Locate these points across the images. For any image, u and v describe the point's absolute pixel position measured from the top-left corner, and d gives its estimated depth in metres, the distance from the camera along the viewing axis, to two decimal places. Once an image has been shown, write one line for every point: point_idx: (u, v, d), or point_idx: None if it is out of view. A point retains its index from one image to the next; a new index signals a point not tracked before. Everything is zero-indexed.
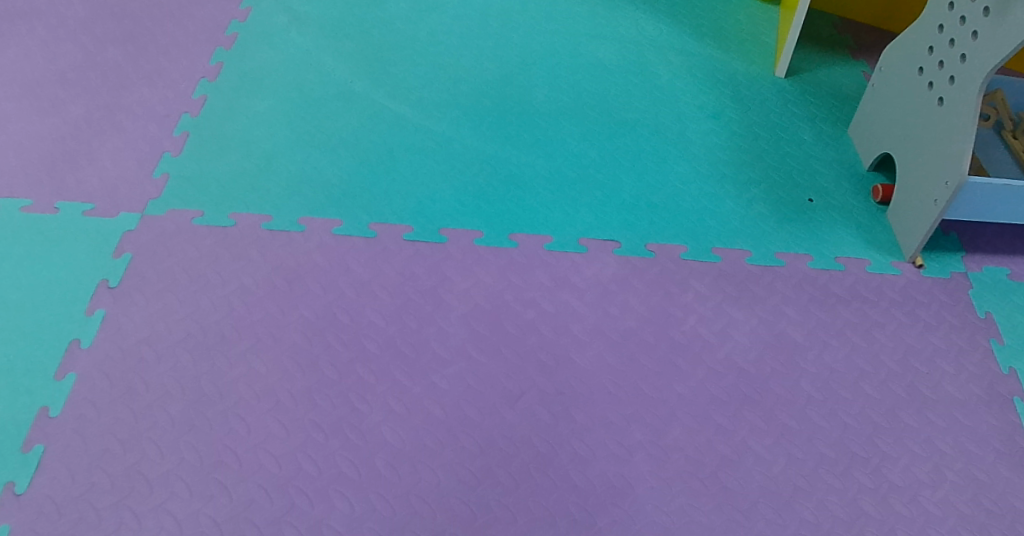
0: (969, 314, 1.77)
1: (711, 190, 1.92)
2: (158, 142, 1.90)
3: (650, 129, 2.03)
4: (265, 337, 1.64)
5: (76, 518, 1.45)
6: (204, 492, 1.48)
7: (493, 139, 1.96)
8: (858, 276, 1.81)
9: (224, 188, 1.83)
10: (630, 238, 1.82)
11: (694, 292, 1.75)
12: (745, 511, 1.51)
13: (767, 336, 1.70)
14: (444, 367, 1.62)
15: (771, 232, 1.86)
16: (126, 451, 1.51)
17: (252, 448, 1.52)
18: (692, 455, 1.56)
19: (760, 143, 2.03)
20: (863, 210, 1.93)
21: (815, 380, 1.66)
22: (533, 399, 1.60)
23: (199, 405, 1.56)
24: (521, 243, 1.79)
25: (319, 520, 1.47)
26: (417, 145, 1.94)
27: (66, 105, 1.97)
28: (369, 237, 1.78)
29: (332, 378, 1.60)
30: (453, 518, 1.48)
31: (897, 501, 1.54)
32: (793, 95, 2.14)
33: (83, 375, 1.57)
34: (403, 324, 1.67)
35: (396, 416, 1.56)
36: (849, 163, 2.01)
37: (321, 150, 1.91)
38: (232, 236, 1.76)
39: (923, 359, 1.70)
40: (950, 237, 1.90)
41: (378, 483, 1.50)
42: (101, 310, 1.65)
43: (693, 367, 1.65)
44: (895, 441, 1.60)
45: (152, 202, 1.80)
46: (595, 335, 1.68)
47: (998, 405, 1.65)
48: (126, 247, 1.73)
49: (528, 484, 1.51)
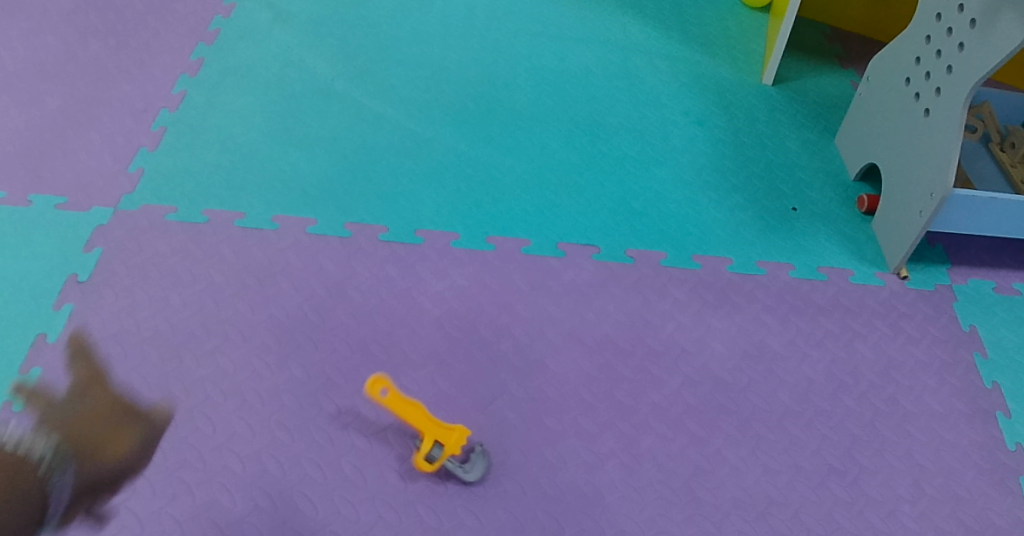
0: (952, 327, 1.75)
1: (693, 197, 1.90)
2: (134, 136, 1.87)
3: (634, 134, 2.01)
4: (235, 336, 1.61)
5: (36, 515, 1.41)
6: (166, 491, 1.45)
7: (475, 142, 1.95)
8: (840, 287, 1.79)
9: (200, 184, 1.80)
10: (609, 243, 1.80)
11: (672, 299, 1.73)
12: (717, 522, 1.49)
13: (746, 345, 1.68)
14: (415, 370, 1.60)
15: (753, 240, 1.84)
16: (89, 448, 1.47)
17: (217, 448, 1.49)
18: (666, 464, 1.53)
19: (745, 149, 2.01)
20: (847, 220, 1.91)
21: (793, 391, 1.63)
22: (505, 404, 1.57)
23: (165, 403, 1.52)
24: (498, 246, 1.77)
25: (283, 522, 1.43)
26: (396, 146, 1.92)
27: (43, 97, 1.93)
28: (345, 237, 1.75)
29: (302, 379, 1.57)
30: (420, 524, 1.45)
31: (874, 515, 1.51)
32: (780, 102, 2.13)
33: (49, 370, 1.54)
34: (375, 325, 1.64)
35: (364, 419, 1.54)
36: (834, 172, 2.00)
37: (300, 148, 1.89)
38: (205, 233, 1.73)
39: (903, 371, 1.68)
40: (935, 249, 1.88)
41: (344, 486, 1.47)
42: (69, 305, 1.61)
43: (669, 375, 1.63)
44: (873, 453, 1.57)
45: (125, 197, 1.77)
46: (570, 340, 1.66)
47: (979, 420, 1.63)
48: (97, 241, 1.70)
49: (497, 490, 1.49)
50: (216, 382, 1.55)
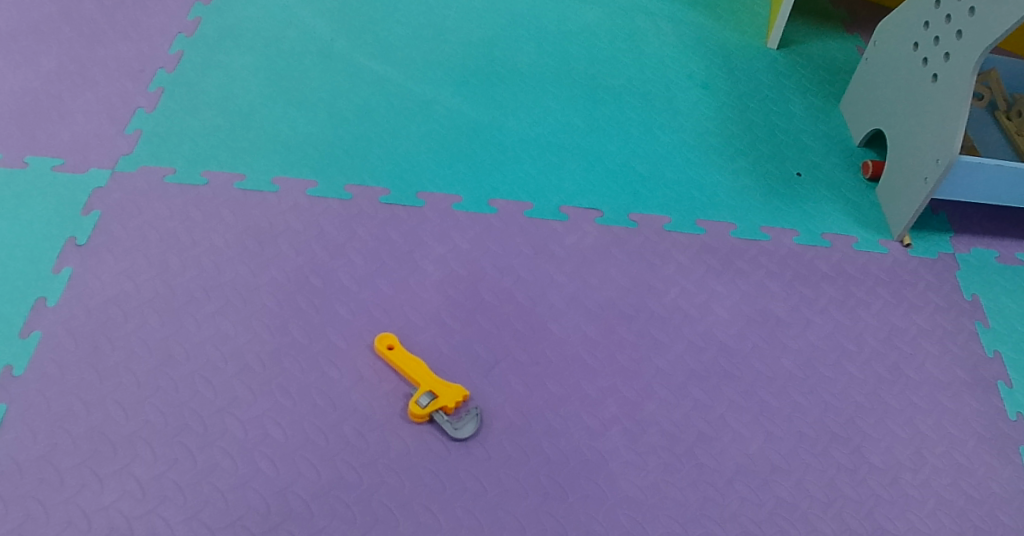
0: (955, 296, 1.75)
1: (697, 161, 1.88)
2: (130, 96, 1.84)
3: (638, 97, 1.99)
4: (235, 299, 1.59)
5: (38, 480, 1.40)
6: (167, 456, 1.44)
7: (477, 103, 1.92)
8: (844, 253, 1.78)
9: (198, 145, 1.77)
10: (613, 207, 1.79)
11: (676, 264, 1.72)
12: (720, 488, 1.49)
13: (749, 311, 1.68)
14: (417, 334, 1.59)
15: (757, 205, 1.83)
16: (90, 413, 1.46)
17: (218, 412, 1.48)
18: (669, 430, 1.53)
19: (749, 114, 1.99)
20: (852, 186, 1.89)
21: (796, 357, 1.63)
22: (507, 368, 1.56)
23: (166, 367, 1.51)
24: (500, 209, 1.76)
25: (285, 487, 1.43)
26: (397, 107, 1.89)
27: (38, 57, 1.89)
28: (345, 200, 1.73)
29: (303, 342, 1.56)
30: (423, 488, 1.45)
31: (876, 482, 1.52)
32: (785, 67, 2.10)
33: (48, 333, 1.52)
34: (376, 289, 1.63)
35: (366, 383, 1.53)
36: (839, 138, 1.98)
37: (299, 109, 1.86)
38: (204, 195, 1.71)
39: (907, 339, 1.68)
40: (939, 217, 1.87)
41: (346, 450, 1.47)
42: (68, 268, 1.59)
43: (673, 340, 1.62)
44: (876, 421, 1.58)
45: (123, 158, 1.74)
46: (574, 305, 1.65)
47: (981, 389, 1.63)
48: (95, 204, 1.68)
49: (500, 455, 1.48)
50: (209, 354, 1.53)
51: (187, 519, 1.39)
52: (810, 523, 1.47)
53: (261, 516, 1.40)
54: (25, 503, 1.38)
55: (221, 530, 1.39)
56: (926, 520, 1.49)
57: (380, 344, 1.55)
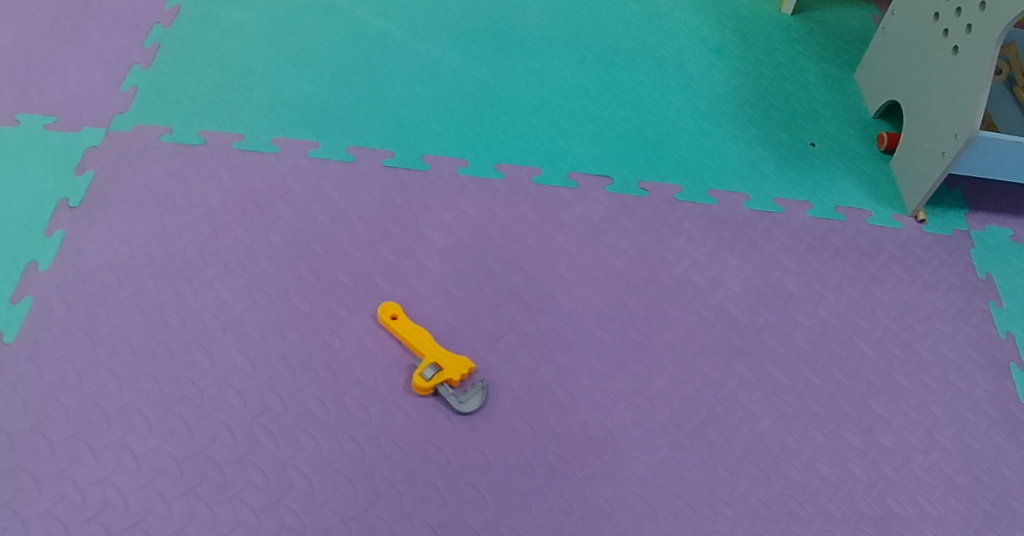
0: (969, 275, 1.71)
1: (709, 128, 1.83)
2: (125, 52, 1.77)
3: (649, 60, 1.93)
4: (233, 265, 1.54)
5: (29, 451, 1.36)
6: (164, 428, 1.40)
7: (483, 63, 1.86)
8: (858, 228, 1.74)
9: (195, 104, 1.71)
10: (623, 175, 1.74)
11: (687, 235, 1.68)
12: (730, 467, 1.46)
13: (761, 286, 1.64)
14: (421, 303, 1.54)
15: (770, 175, 1.78)
16: (84, 382, 1.41)
17: (216, 383, 1.44)
18: (679, 407, 1.50)
19: (763, 81, 1.94)
20: (866, 158, 1.85)
21: (808, 334, 1.60)
22: (514, 340, 1.53)
23: (162, 335, 1.47)
24: (508, 174, 1.71)
25: (285, 460, 1.39)
26: (402, 66, 1.83)
27: (29, 10, 1.81)
28: (347, 162, 1.68)
29: (304, 310, 1.51)
30: (427, 463, 1.41)
31: (887, 464, 1.49)
32: (800, 34, 2.04)
33: (40, 299, 1.47)
34: (380, 256, 1.58)
35: (368, 353, 1.49)
36: (854, 109, 1.93)
37: (300, 67, 1.79)
38: (201, 156, 1.65)
39: (920, 318, 1.64)
40: (954, 192, 1.83)
41: (347, 423, 1.43)
42: (61, 231, 1.54)
43: (684, 314, 1.59)
44: (887, 402, 1.55)
45: (118, 116, 1.68)
46: (583, 276, 1.61)
47: (994, 371, 1.60)
48: (89, 164, 1.62)
49: (506, 430, 1.45)
50: (206, 323, 1.48)
51: (184, 493, 1.36)
52: (819, 505, 1.45)
53: (260, 491, 1.37)
54: (16, 476, 1.34)
55: (219, 505, 1.36)
56: (936, 504, 1.47)
57: (384, 314, 1.50)
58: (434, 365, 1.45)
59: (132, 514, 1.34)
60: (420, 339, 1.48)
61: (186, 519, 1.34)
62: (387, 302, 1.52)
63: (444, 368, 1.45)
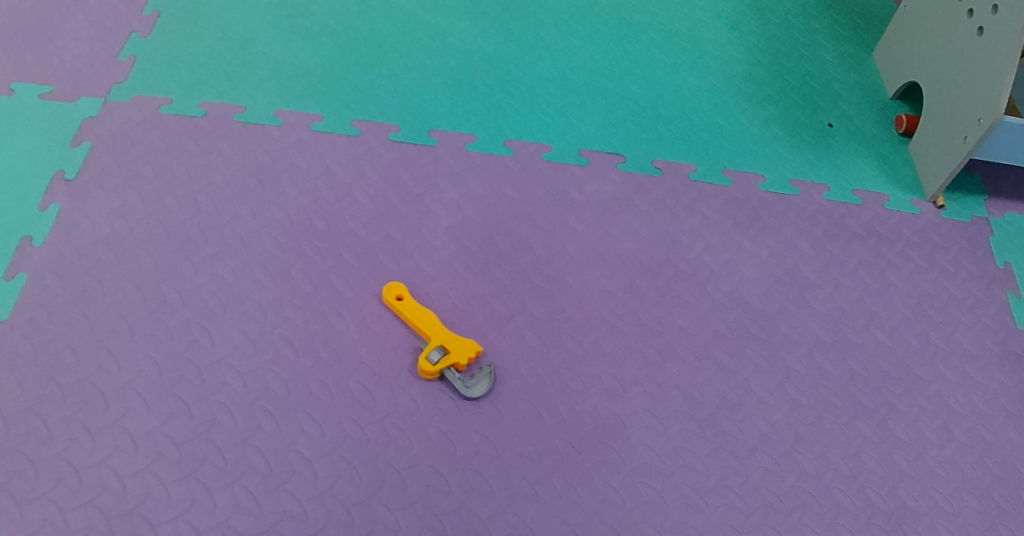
0: (988, 263, 1.67)
1: (724, 106, 1.78)
2: (124, 20, 1.71)
3: (663, 35, 1.87)
4: (234, 242, 1.50)
5: (25, 433, 1.32)
6: (162, 410, 1.36)
7: (493, 35, 1.80)
8: (876, 212, 1.70)
9: (196, 74, 1.65)
10: (636, 153, 1.69)
11: (702, 218, 1.63)
12: (742, 458, 1.43)
13: (777, 271, 1.60)
14: (427, 284, 1.50)
15: (786, 156, 1.74)
16: (80, 362, 1.37)
17: (216, 364, 1.40)
18: (691, 395, 1.46)
19: (779, 58, 1.88)
20: (884, 141, 1.80)
21: (824, 321, 1.56)
22: (522, 323, 1.49)
23: (160, 314, 1.42)
24: (517, 151, 1.66)
25: (287, 444, 1.36)
26: (410, 37, 1.77)
27: None
28: (352, 136, 1.62)
29: (307, 290, 1.47)
30: (432, 449, 1.38)
31: (901, 457, 1.46)
32: (817, 10, 1.98)
33: (35, 275, 1.43)
34: (385, 235, 1.54)
35: (373, 335, 1.45)
36: (872, 89, 1.88)
37: (304, 37, 1.73)
38: (202, 128, 1.60)
39: (937, 306, 1.60)
40: (974, 177, 1.78)
41: (351, 407, 1.39)
42: (56, 205, 1.49)
43: (697, 298, 1.55)
44: (903, 393, 1.51)
45: (116, 87, 1.62)
46: (594, 258, 1.56)
47: (1011, 362, 1.57)
48: (86, 135, 1.56)
49: (513, 416, 1.41)
50: (204, 304, 1.44)
51: (183, 478, 1.32)
52: (831, 498, 1.42)
53: (261, 476, 1.33)
54: (11, 458, 1.31)
55: (219, 490, 1.32)
56: (950, 498, 1.44)
57: (390, 294, 1.46)
58: (440, 348, 1.41)
59: (130, 499, 1.30)
60: (427, 320, 1.44)
61: (185, 504, 1.31)
62: (396, 281, 1.49)
63: (450, 350, 1.41)
